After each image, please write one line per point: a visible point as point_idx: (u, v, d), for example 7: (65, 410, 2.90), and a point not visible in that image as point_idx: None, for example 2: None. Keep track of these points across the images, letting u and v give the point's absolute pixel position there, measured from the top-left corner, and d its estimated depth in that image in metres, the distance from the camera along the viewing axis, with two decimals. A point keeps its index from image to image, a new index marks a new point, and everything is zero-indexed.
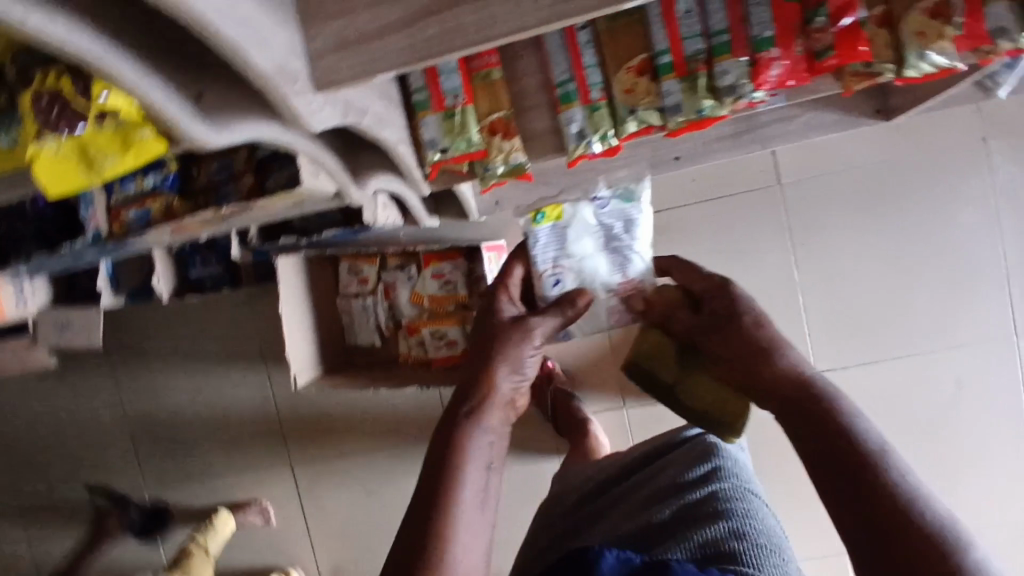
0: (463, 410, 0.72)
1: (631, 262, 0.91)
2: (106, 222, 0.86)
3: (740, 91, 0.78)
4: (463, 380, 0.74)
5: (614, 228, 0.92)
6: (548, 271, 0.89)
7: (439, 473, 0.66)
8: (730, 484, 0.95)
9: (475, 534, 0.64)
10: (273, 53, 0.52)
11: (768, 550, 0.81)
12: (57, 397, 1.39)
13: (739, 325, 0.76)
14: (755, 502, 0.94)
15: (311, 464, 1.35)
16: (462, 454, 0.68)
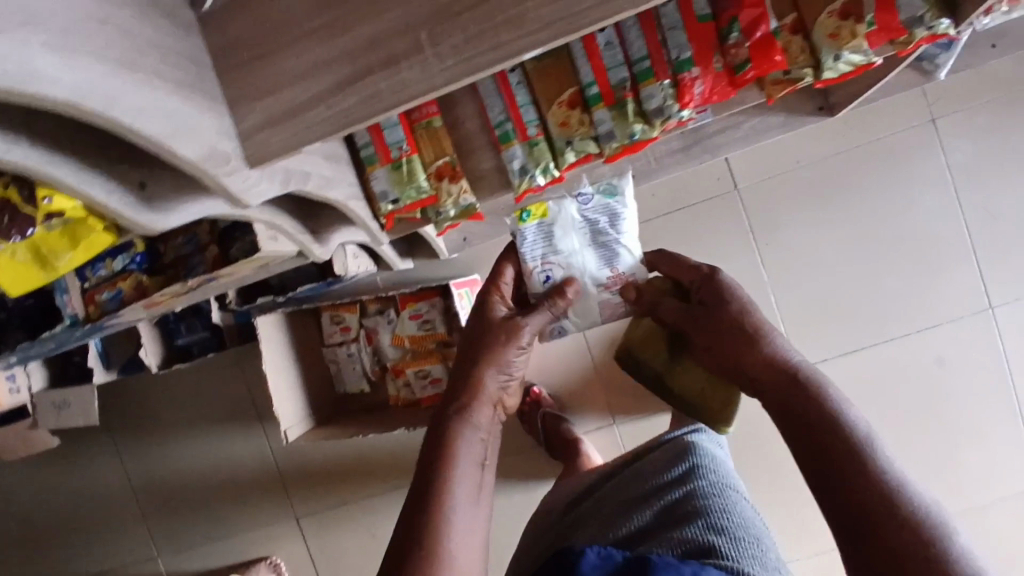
0: (453, 407, 0.72)
1: (620, 257, 0.84)
2: (83, 306, 0.89)
3: (668, 112, 0.82)
4: (452, 382, 0.74)
5: (600, 223, 0.85)
6: (537, 267, 0.84)
7: (429, 473, 0.66)
8: (707, 482, 0.98)
9: (469, 529, 0.64)
10: (201, 139, 0.55)
11: (747, 542, 0.83)
12: (62, 477, 1.42)
13: (729, 318, 0.72)
14: (732, 497, 0.97)
15: (316, 514, 1.38)
16: (453, 452, 0.68)
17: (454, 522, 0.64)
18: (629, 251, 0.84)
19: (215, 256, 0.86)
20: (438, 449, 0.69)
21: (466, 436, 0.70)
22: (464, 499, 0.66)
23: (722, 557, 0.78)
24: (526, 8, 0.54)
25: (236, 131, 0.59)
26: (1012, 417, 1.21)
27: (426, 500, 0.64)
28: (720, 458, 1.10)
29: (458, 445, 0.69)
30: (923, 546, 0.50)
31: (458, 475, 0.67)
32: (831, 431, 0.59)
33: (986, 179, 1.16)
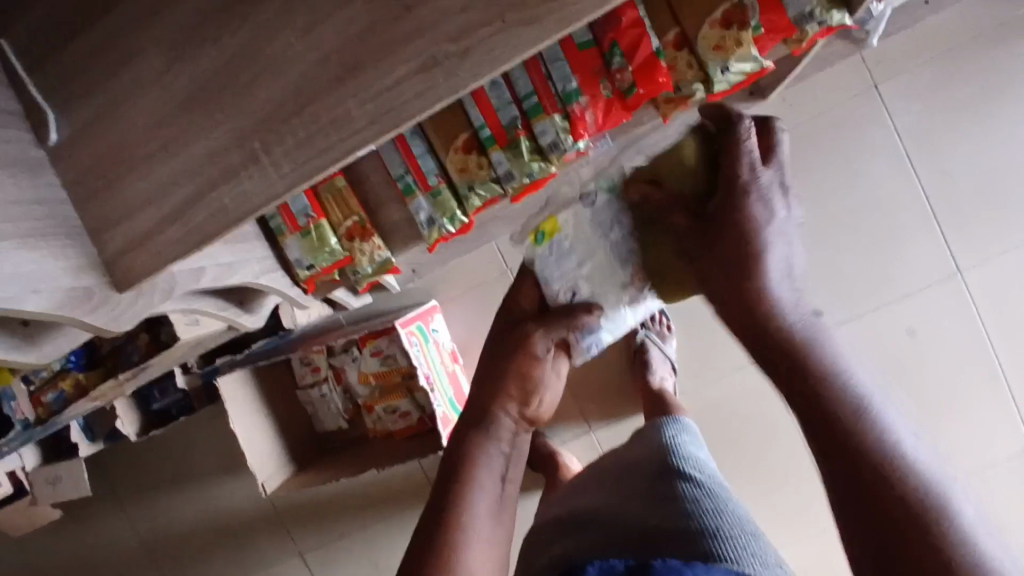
0: (473, 420, 0.73)
1: (636, 252, 0.68)
2: (32, 410, 0.92)
3: (563, 146, 0.80)
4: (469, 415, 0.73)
5: (610, 222, 0.69)
6: (562, 289, 0.74)
7: (454, 477, 0.67)
8: (701, 478, 0.88)
9: (488, 531, 0.64)
10: (57, 285, 0.56)
11: (748, 534, 0.75)
12: (78, 539, 1.48)
13: (749, 239, 0.52)
14: (723, 494, 0.85)
15: (318, 548, 1.42)
16: (477, 459, 0.69)
17: (473, 528, 0.63)
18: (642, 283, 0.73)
19: (147, 343, 0.87)
20: (466, 458, 0.69)
21: (487, 451, 0.71)
22: (485, 509, 0.66)
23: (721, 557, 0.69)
24: (348, 107, 0.53)
25: (100, 262, 0.60)
26: (994, 381, 1.17)
27: (453, 492, 0.66)
28: (704, 456, 0.99)
29: (482, 456, 0.70)
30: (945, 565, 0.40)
31: (484, 482, 0.68)
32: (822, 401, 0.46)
33: (937, 140, 1.11)
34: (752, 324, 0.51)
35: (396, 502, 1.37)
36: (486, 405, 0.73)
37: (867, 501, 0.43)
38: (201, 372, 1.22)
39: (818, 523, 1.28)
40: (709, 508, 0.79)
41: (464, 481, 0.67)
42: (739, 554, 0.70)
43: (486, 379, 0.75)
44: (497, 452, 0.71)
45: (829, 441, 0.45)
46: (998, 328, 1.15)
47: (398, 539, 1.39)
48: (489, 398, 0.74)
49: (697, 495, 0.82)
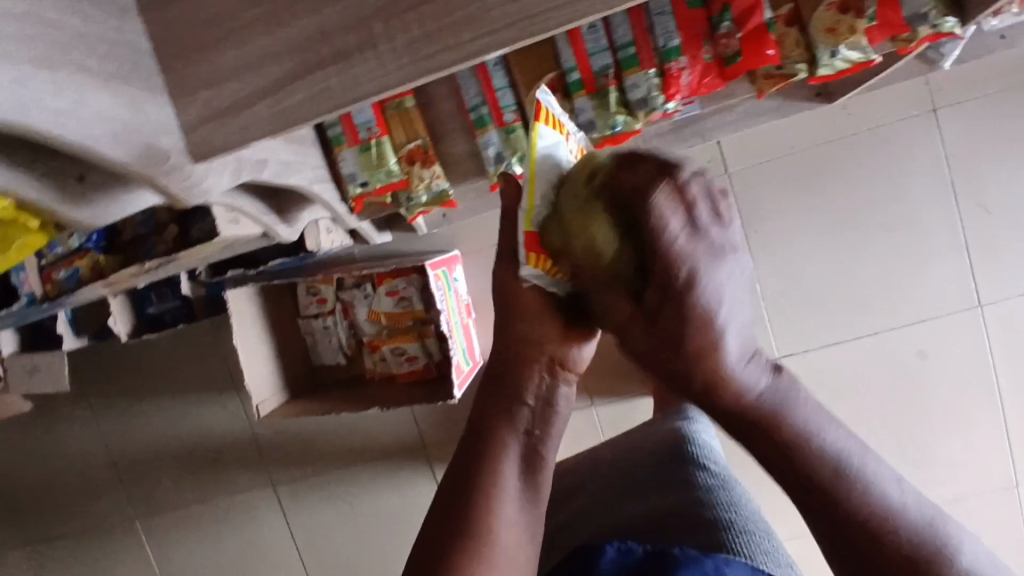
0: (493, 389, 0.54)
1: None
2: (40, 285, 0.86)
3: (652, 103, 0.77)
4: (488, 374, 0.55)
5: None
6: None
7: (469, 479, 0.50)
8: (714, 471, 0.90)
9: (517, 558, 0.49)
10: (140, 139, 0.52)
11: (759, 535, 0.77)
12: (40, 439, 1.42)
13: (705, 334, 0.35)
14: (738, 490, 0.89)
15: (294, 481, 1.38)
16: (493, 454, 0.51)
17: (501, 533, 0.49)
18: None
19: (174, 235, 0.83)
20: (491, 456, 0.51)
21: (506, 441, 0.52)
22: (511, 499, 0.50)
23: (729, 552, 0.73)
24: (489, 4, 0.50)
25: (178, 127, 0.56)
26: (992, 410, 1.20)
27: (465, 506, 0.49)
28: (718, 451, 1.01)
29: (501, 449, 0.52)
30: None
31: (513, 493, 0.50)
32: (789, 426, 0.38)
33: (983, 172, 1.13)
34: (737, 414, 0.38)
35: (384, 447, 1.34)
36: (513, 359, 0.53)
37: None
38: (206, 283, 1.18)
39: (803, 528, 1.27)
40: (726, 496, 0.84)
41: (483, 502, 0.49)
42: (751, 551, 0.72)
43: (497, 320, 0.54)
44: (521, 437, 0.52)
45: (813, 497, 0.38)
46: (1006, 364, 1.18)
47: (379, 487, 1.37)
48: (511, 362, 0.53)
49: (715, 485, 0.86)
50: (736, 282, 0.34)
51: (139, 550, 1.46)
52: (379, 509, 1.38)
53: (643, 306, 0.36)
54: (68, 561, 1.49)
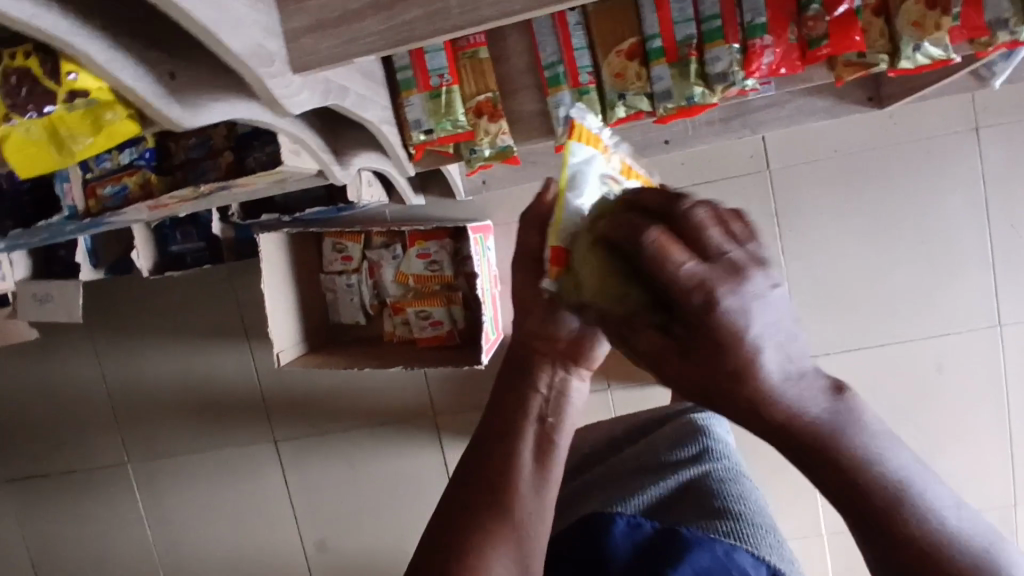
0: (512, 390, 0.54)
1: None
2: (83, 199, 0.83)
3: (732, 78, 0.77)
4: (508, 382, 0.55)
5: None
6: None
7: (485, 481, 0.51)
8: (723, 466, 0.83)
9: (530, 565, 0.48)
10: (249, 35, 0.50)
11: (768, 526, 0.72)
12: (39, 371, 1.39)
13: (734, 356, 0.31)
14: (747, 485, 0.81)
15: (298, 437, 1.36)
16: (512, 450, 0.52)
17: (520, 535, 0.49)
18: None
19: (229, 163, 0.82)
20: (498, 482, 0.50)
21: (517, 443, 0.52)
22: (528, 495, 0.50)
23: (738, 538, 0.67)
24: None
25: (280, 33, 0.54)
26: (1000, 427, 1.22)
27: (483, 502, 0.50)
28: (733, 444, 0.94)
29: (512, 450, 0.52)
30: None
31: (524, 496, 0.50)
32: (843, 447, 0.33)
33: (1017, 194, 1.15)
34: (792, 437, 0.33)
35: (394, 412, 1.32)
36: (528, 351, 0.55)
37: None
38: (237, 224, 1.16)
39: (802, 529, 1.29)
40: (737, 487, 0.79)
41: (500, 496, 0.50)
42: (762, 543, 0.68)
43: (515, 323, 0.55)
44: (533, 431, 0.53)
45: (863, 522, 0.33)
46: (1018, 384, 1.21)
47: (384, 452, 1.35)
48: (523, 364, 0.55)
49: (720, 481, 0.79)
50: (769, 307, 0.31)
51: (129, 495, 1.42)
52: (381, 475, 1.36)
53: (673, 337, 0.33)
54: (53, 500, 1.45)
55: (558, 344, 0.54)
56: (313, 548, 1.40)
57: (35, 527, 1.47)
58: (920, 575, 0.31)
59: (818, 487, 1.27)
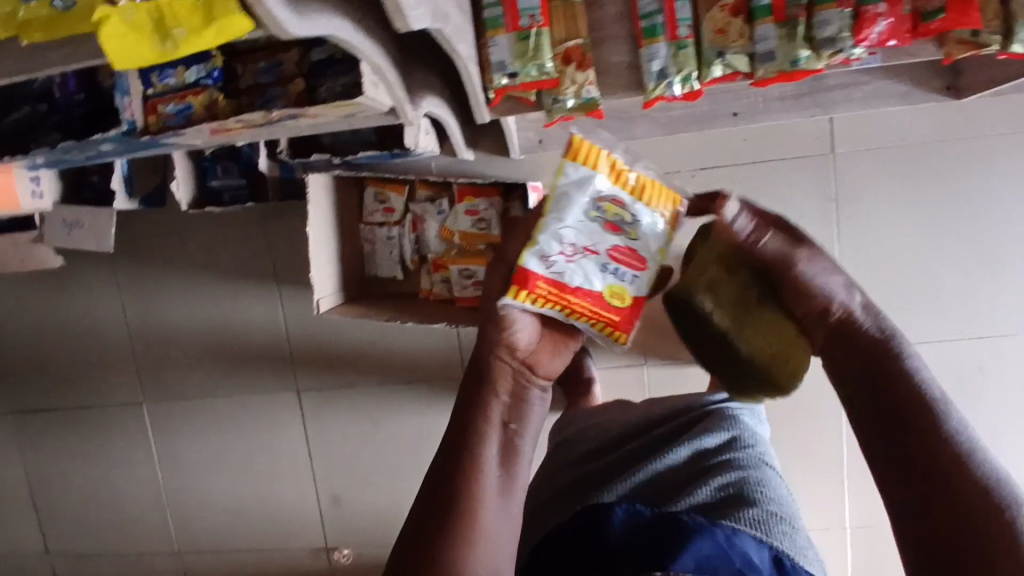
0: (481, 390, 0.68)
1: (590, 225, 0.72)
2: (143, 116, 0.79)
3: (840, 45, 0.73)
4: (475, 386, 0.68)
5: (582, 225, 0.72)
6: (610, 274, 0.73)
7: (457, 458, 0.64)
8: (742, 455, 0.92)
9: (501, 522, 0.62)
10: None
11: (778, 517, 0.78)
12: (58, 301, 1.34)
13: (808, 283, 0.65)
14: (766, 474, 0.89)
15: (322, 389, 1.32)
16: (480, 438, 0.65)
17: (489, 488, 0.63)
18: (577, 217, 0.71)
19: (300, 89, 0.78)
20: (468, 461, 0.64)
21: (486, 432, 0.66)
22: (493, 464, 0.65)
23: (751, 528, 0.74)
24: None
25: None
26: None
27: (459, 463, 0.64)
28: (760, 433, 1.04)
29: (482, 438, 0.66)
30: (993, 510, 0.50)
31: (490, 471, 0.64)
32: (914, 391, 0.57)
33: None
34: (885, 388, 0.58)
35: (421, 372, 1.29)
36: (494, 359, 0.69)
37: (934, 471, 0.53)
38: (280, 162, 1.11)
39: (825, 520, 1.28)
40: (750, 478, 0.86)
41: (470, 464, 0.64)
42: (771, 529, 0.75)
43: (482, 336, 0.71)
44: (499, 434, 0.67)
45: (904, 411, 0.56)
46: None
47: (407, 413, 1.31)
48: (486, 371, 0.69)
49: (742, 482, 0.85)
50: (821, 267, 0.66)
51: (142, 436, 1.39)
52: (402, 436, 1.32)
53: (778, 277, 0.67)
54: (63, 435, 1.41)
55: (519, 351, 0.70)
56: (327, 502, 1.37)
57: (42, 460, 1.43)
58: (934, 462, 0.53)
59: (846, 479, 1.26)
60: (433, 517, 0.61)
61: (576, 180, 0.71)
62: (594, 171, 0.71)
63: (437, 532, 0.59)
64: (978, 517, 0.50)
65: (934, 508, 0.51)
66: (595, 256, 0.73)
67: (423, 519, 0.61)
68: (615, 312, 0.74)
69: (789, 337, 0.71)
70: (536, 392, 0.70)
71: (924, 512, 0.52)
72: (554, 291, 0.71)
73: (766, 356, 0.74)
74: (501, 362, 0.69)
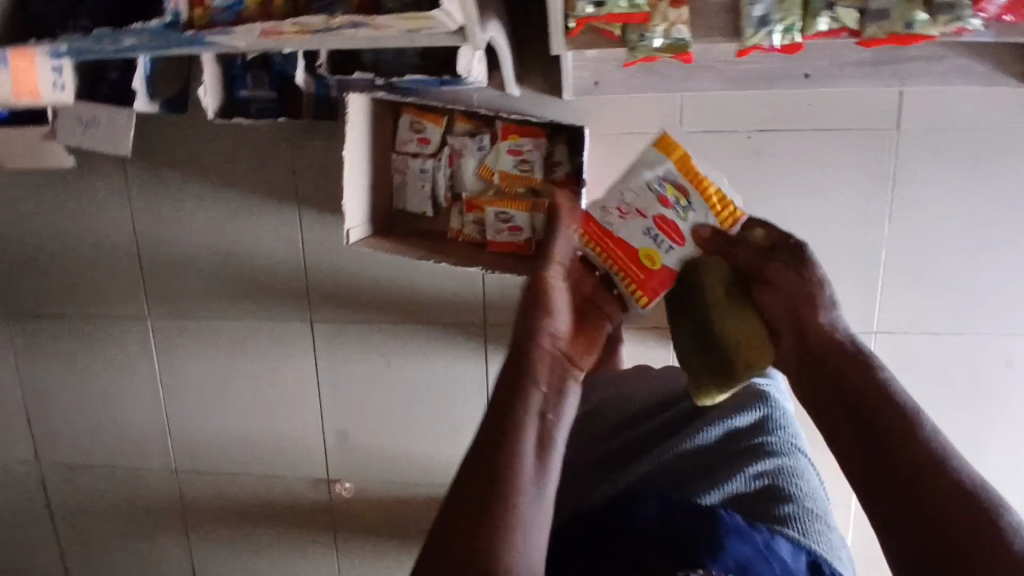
0: (522, 378, 0.70)
1: (647, 195, 0.80)
2: (187, 9, 0.72)
3: (959, 12, 0.67)
4: (517, 373, 0.70)
5: (641, 192, 0.80)
6: (652, 241, 0.80)
7: (497, 443, 0.64)
8: (775, 440, 0.89)
9: (539, 514, 0.60)
10: None
11: (813, 515, 0.75)
12: (64, 203, 1.27)
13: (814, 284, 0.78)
14: (799, 463, 0.86)
15: (335, 323, 1.27)
16: (518, 424, 0.66)
17: (526, 476, 0.62)
18: (638, 185, 0.80)
19: None
20: (506, 445, 0.63)
21: (525, 419, 0.66)
22: (530, 451, 0.64)
23: (785, 526, 0.72)
24: None
25: None
26: None
27: (497, 449, 0.63)
28: (787, 409, 0.99)
29: (521, 424, 0.66)
30: (949, 499, 0.60)
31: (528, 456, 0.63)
32: (883, 403, 0.69)
33: None
34: (854, 404, 0.71)
35: (440, 315, 1.24)
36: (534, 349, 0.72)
37: (902, 473, 0.63)
38: (317, 78, 1.03)
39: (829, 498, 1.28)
40: (783, 469, 0.82)
41: (508, 448, 0.63)
42: (807, 527, 0.72)
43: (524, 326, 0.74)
44: (536, 422, 0.67)
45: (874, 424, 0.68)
46: None
47: (421, 354, 1.27)
48: (527, 359, 0.71)
49: (775, 473, 0.81)
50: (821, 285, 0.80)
51: (145, 352, 1.34)
52: (413, 377, 1.29)
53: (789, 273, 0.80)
54: (61, 342, 1.36)
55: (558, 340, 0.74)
56: (332, 437, 1.34)
57: (38, 367, 1.39)
58: (900, 464, 0.64)
59: None
60: (469, 503, 0.59)
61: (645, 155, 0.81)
62: (667, 154, 0.79)
63: (472, 521, 0.58)
64: (940, 507, 0.59)
65: (901, 501, 0.62)
66: (643, 221, 0.80)
67: (460, 507, 0.59)
68: (643, 272, 0.81)
69: (760, 334, 0.81)
70: (573, 383, 0.72)
71: (895, 506, 0.62)
72: (597, 232, 0.82)
73: (737, 345, 0.82)
74: (540, 351, 0.72)
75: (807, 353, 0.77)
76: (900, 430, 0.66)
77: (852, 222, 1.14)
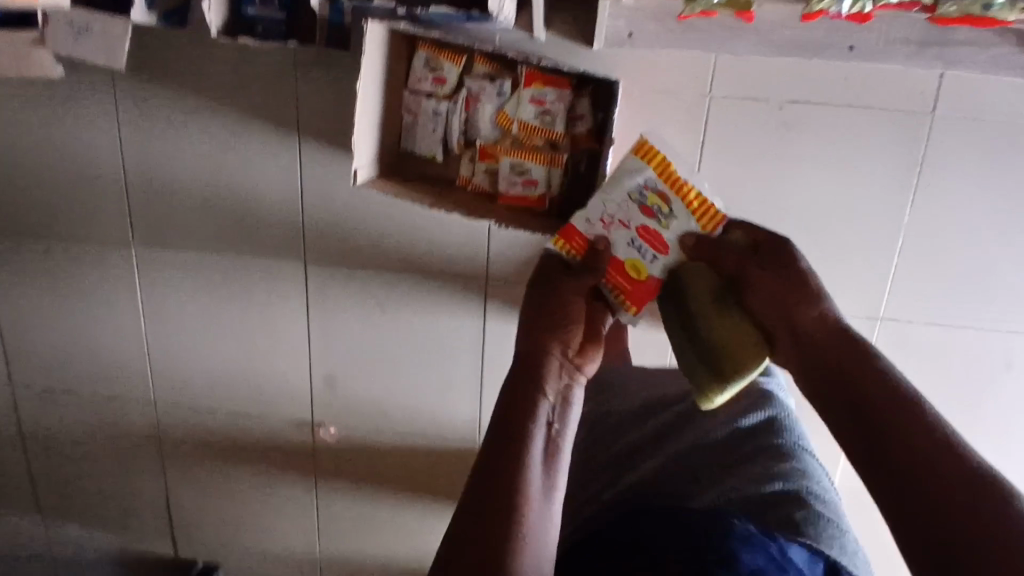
0: (530, 392, 0.74)
1: (630, 204, 0.81)
2: None
3: None
4: (525, 387, 0.74)
5: (623, 203, 0.81)
6: (638, 251, 0.82)
7: (509, 450, 0.68)
8: (785, 441, 0.88)
9: (543, 525, 0.64)
10: None
11: (825, 520, 0.75)
12: (45, 114, 1.18)
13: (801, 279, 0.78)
14: (810, 464, 0.86)
15: (330, 267, 1.22)
16: (529, 432, 0.70)
17: (535, 482, 0.66)
18: (621, 196, 0.82)
19: None
20: (517, 451, 0.67)
21: (534, 429, 0.71)
22: (540, 460, 0.69)
23: (799, 535, 0.71)
24: None
25: None
26: None
27: (507, 456, 0.67)
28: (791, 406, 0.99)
29: (531, 433, 0.70)
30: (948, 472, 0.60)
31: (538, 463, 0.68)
32: (882, 384, 0.69)
33: None
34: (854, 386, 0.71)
35: (441, 269, 1.20)
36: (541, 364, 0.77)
37: (902, 449, 0.63)
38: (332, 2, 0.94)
39: None
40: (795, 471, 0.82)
41: (519, 455, 0.67)
42: (818, 535, 0.72)
43: (532, 345, 0.79)
44: (544, 430, 0.71)
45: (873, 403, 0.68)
46: None
47: (418, 307, 1.23)
48: (536, 373, 0.76)
49: (787, 475, 0.81)
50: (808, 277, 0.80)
51: (128, 280, 1.28)
52: (408, 329, 1.25)
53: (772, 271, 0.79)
54: (37, 263, 1.29)
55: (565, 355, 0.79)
56: (320, 383, 1.31)
57: (11, 288, 1.32)
58: (898, 439, 0.64)
59: None
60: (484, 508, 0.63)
61: (626, 169, 0.82)
62: (647, 164, 0.81)
63: (489, 523, 0.61)
64: (940, 481, 0.59)
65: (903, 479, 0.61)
66: (627, 232, 0.82)
67: (477, 512, 0.63)
68: (631, 282, 0.82)
69: (750, 340, 0.78)
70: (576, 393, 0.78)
71: (898, 487, 0.62)
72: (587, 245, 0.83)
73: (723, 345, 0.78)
74: (550, 367, 0.77)
75: (806, 344, 0.76)
76: (899, 409, 0.66)
77: (874, 207, 1.12)
